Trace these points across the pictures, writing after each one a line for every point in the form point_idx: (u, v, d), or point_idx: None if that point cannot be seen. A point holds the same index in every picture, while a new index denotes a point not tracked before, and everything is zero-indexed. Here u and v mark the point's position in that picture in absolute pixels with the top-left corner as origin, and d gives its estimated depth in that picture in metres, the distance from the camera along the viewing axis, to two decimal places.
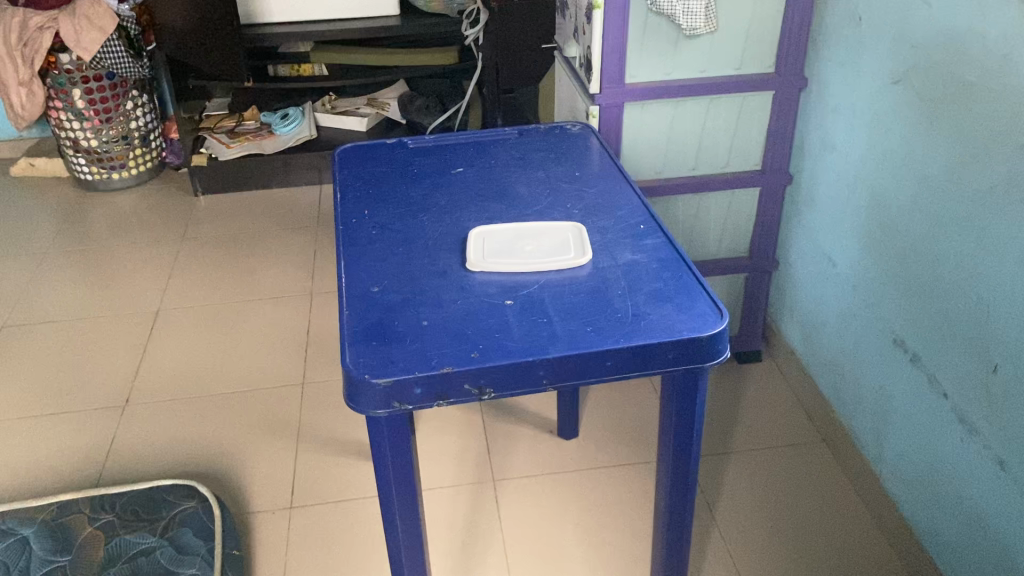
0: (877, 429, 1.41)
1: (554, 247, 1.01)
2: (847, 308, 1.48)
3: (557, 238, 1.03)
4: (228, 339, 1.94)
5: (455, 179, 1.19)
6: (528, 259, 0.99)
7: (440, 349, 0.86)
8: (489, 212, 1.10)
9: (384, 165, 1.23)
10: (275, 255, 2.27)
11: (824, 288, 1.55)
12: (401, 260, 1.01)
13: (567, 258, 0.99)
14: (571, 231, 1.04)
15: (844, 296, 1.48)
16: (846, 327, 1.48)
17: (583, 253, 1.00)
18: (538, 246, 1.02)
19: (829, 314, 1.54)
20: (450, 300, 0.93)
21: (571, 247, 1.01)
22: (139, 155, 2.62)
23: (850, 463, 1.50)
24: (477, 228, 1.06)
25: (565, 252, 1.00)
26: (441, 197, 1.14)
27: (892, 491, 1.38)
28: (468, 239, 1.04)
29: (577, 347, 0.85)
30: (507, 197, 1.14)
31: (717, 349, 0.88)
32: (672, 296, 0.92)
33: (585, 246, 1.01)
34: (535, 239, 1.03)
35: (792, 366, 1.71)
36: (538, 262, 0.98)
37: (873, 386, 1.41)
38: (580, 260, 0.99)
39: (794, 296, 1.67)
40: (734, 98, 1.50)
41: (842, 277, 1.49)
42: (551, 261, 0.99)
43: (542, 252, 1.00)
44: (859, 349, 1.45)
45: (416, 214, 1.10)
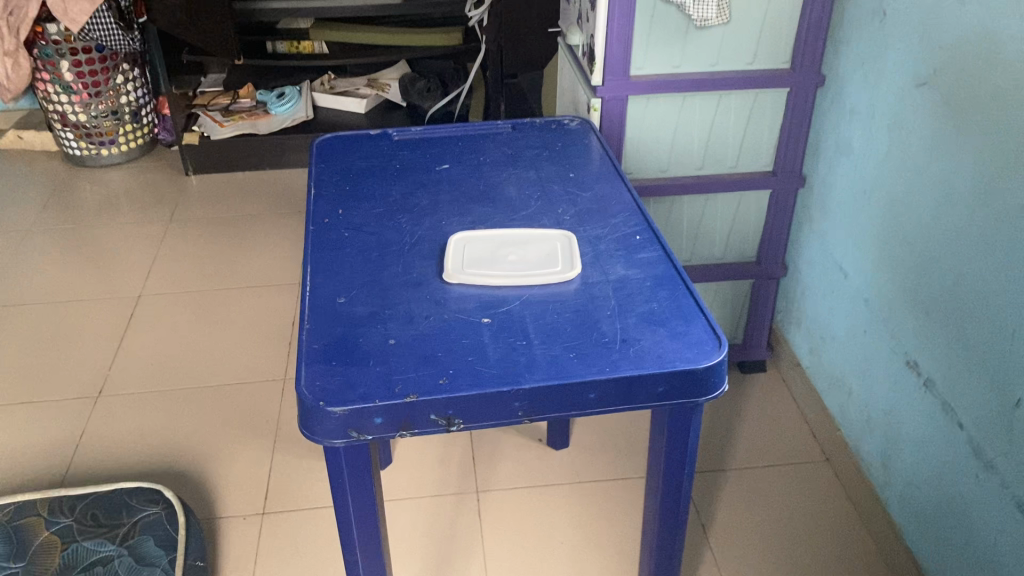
0: (885, 455, 1.32)
1: (538, 259, 0.93)
2: (857, 323, 1.39)
3: (542, 248, 0.95)
4: (209, 329, 1.86)
5: (439, 177, 1.10)
6: (509, 273, 0.91)
7: (405, 373, 0.78)
8: (473, 216, 1.02)
9: (364, 159, 1.15)
10: (263, 241, 2.19)
11: (834, 299, 1.46)
12: (370, 268, 0.92)
13: (552, 273, 0.90)
14: (559, 242, 0.96)
15: (855, 310, 1.39)
16: (856, 344, 1.39)
17: (571, 268, 0.91)
18: (520, 258, 0.93)
19: (838, 328, 1.45)
20: (421, 316, 0.85)
21: (557, 258, 0.93)
22: (130, 131, 2.54)
23: (855, 486, 1.41)
24: (458, 234, 0.97)
25: (549, 265, 0.92)
26: (422, 197, 1.06)
27: (899, 522, 1.29)
28: (448, 246, 0.95)
29: (557, 375, 0.77)
30: (493, 200, 1.05)
31: (713, 383, 0.79)
32: (666, 321, 0.83)
33: (574, 260, 0.92)
34: (518, 249, 0.95)
35: (795, 377, 1.62)
36: (521, 277, 0.90)
37: (882, 409, 1.32)
38: (568, 276, 0.90)
39: (801, 305, 1.58)
40: (746, 95, 1.41)
41: (854, 290, 1.39)
42: (536, 275, 0.90)
43: (526, 265, 0.92)
44: (869, 366, 1.36)
45: (394, 216, 1.02)
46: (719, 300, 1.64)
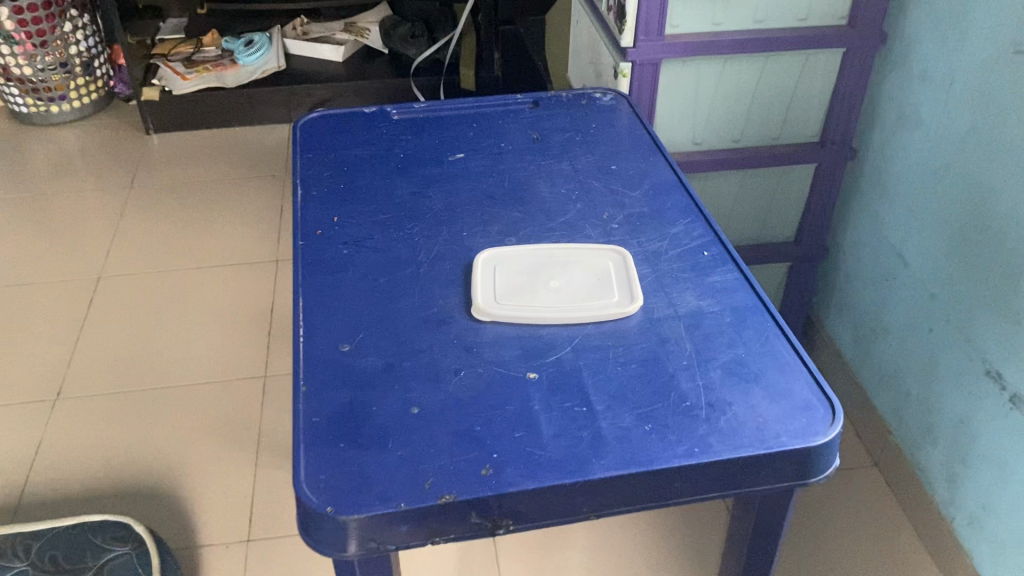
0: (951, 469, 1.18)
1: (586, 287, 0.75)
2: (921, 319, 1.23)
3: (590, 272, 0.76)
4: (180, 317, 1.67)
5: (453, 171, 0.91)
6: (553, 305, 0.73)
7: (435, 459, 0.60)
8: (499, 225, 0.83)
9: (360, 146, 0.95)
10: (234, 211, 1.98)
11: (891, 289, 1.30)
12: (378, 300, 0.74)
13: (607, 306, 0.72)
14: (611, 262, 0.77)
15: (917, 303, 1.23)
16: (919, 342, 1.24)
17: (629, 299, 0.73)
18: (564, 285, 0.75)
19: (896, 321, 1.29)
20: (449, 370, 0.67)
21: (611, 285, 0.75)
22: (82, 85, 2.29)
23: (910, 498, 1.28)
24: (486, 251, 0.79)
25: (602, 294, 0.74)
26: (434, 200, 0.87)
27: (968, 543, 1.15)
28: (474, 268, 0.77)
29: (632, 460, 0.60)
30: (522, 202, 0.86)
31: (826, 461, 0.63)
32: (761, 377, 0.66)
33: (634, 287, 0.74)
34: (561, 273, 0.76)
35: (836, 369, 1.48)
36: (569, 310, 0.72)
37: (950, 419, 1.18)
38: (627, 309, 0.72)
39: (845, 290, 1.42)
40: (796, 56, 1.22)
41: (918, 281, 1.23)
42: (587, 308, 0.72)
43: (573, 295, 0.74)
44: (934, 369, 1.20)
45: (402, 225, 0.83)
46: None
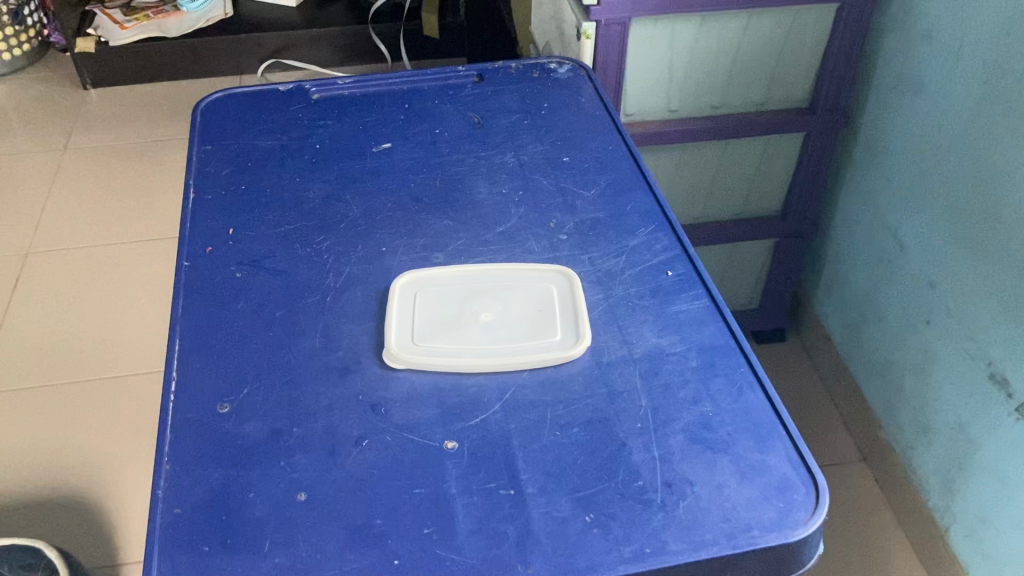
0: (948, 475, 1.07)
1: (523, 322, 0.62)
2: (918, 308, 1.11)
3: (529, 301, 0.64)
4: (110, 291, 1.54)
5: (376, 166, 0.77)
6: (481, 346, 0.60)
7: (321, 568, 0.48)
8: (425, 238, 0.70)
9: (270, 136, 0.81)
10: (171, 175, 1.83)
11: (885, 272, 1.17)
12: (270, 341, 0.61)
13: (546, 348, 0.60)
14: (555, 288, 0.65)
15: (915, 291, 1.11)
16: (915, 333, 1.12)
17: (574, 338, 0.61)
18: (498, 319, 0.62)
19: (891, 308, 1.17)
20: (349, 438, 0.55)
21: (553, 319, 0.62)
22: (12, 35, 2.10)
23: (900, 499, 1.18)
24: (407, 274, 0.66)
25: (542, 332, 0.61)
26: (351, 205, 0.73)
27: (964, 558, 1.05)
28: (391, 296, 0.64)
29: (567, 567, 0.48)
30: (455, 206, 0.73)
31: (806, 556, 0.51)
32: (729, 444, 0.54)
33: (580, 322, 0.61)
34: (494, 303, 0.64)
35: (823, 352, 1.36)
36: (501, 353, 0.60)
37: (947, 422, 1.07)
38: (570, 352, 0.59)
39: (835, 270, 1.30)
40: (784, 13, 1.07)
41: (915, 267, 1.11)
42: (523, 352, 0.60)
43: (506, 333, 0.61)
44: (932, 365, 1.09)
45: (310, 239, 0.70)
46: (733, 262, 1.36)
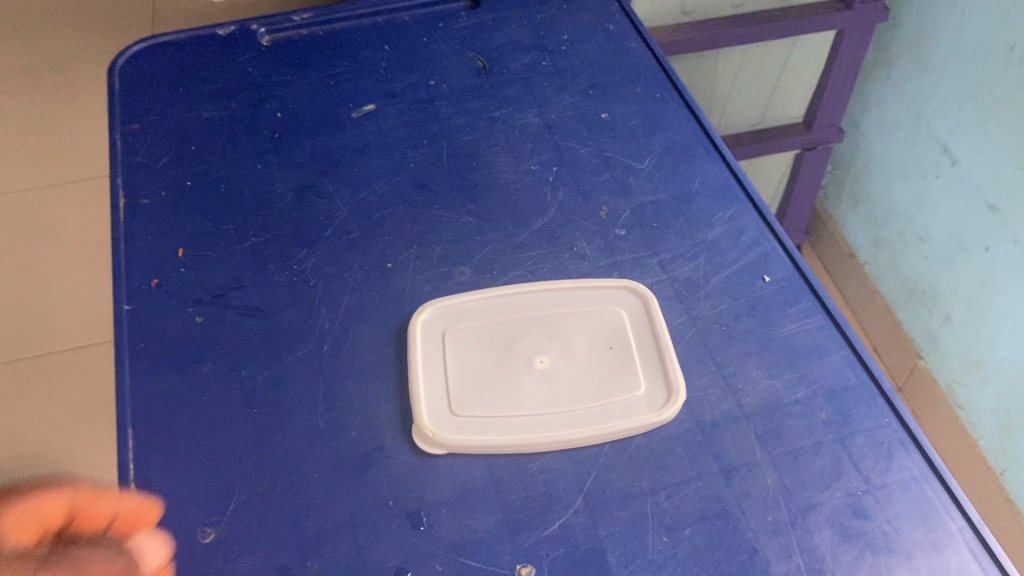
0: (1003, 416, 0.95)
1: (591, 369, 0.47)
2: (968, 231, 0.96)
3: (595, 338, 0.49)
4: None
5: (360, 140, 0.59)
6: (543, 411, 0.45)
7: None
8: (441, 245, 0.53)
9: (217, 104, 0.62)
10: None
11: (929, 189, 1.02)
12: (257, 420, 0.45)
13: (630, 408, 0.45)
14: (625, 314, 0.50)
15: (964, 212, 0.96)
16: (965, 259, 0.98)
17: (663, 390, 0.46)
18: (558, 366, 0.47)
19: (936, 228, 1.02)
20: (385, 572, 0.40)
21: (630, 363, 0.47)
22: None
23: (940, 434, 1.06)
24: (429, 303, 0.50)
25: (619, 385, 0.46)
26: (336, 199, 0.56)
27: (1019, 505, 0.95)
28: (412, 337, 0.48)
29: None
30: (473, 194, 0.56)
31: None
32: (892, 540, 0.41)
33: (669, 365, 0.47)
34: (549, 343, 0.48)
35: (850, 270, 1.23)
36: (572, 419, 0.45)
37: (1008, 360, 0.92)
38: (661, 410, 0.45)
39: (866, 183, 1.15)
40: None
41: (964, 185, 0.95)
42: (603, 416, 0.45)
43: (572, 388, 0.46)
44: (984, 297, 0.95)
45: (289, 256, 0.53)
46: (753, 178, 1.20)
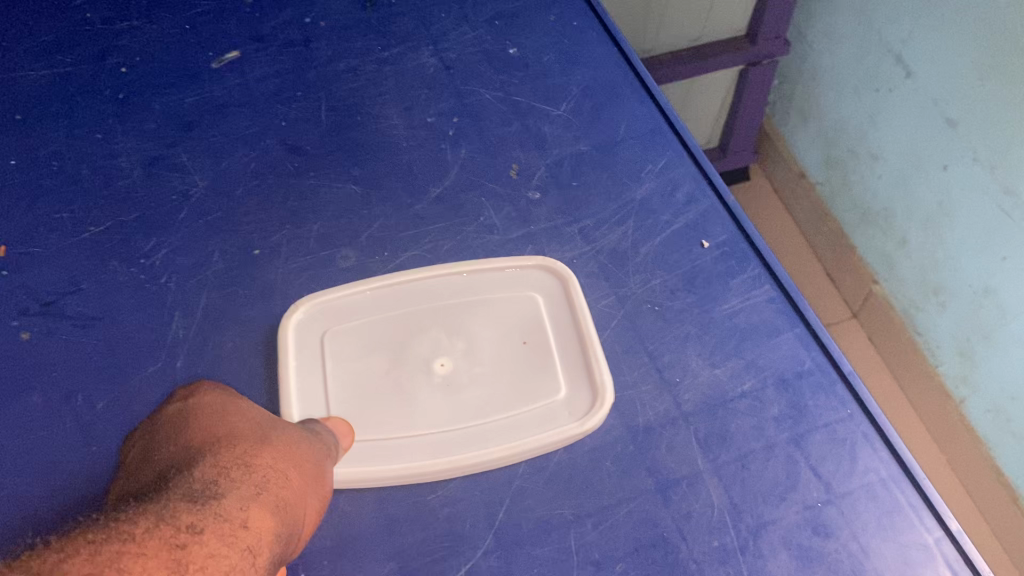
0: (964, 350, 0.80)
1: (501, 371, 0.40)
2: (923, 144, 0.79)
3: (505, 331, 0.41)
4: None
5: (222, 97, 0.49)
6: (443, 430, 0.38)
7: None
8: (319, 222, 0.44)
9: (43, 60, 0.51)
10: None
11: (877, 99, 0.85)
12: (95, 462, 0.37)
13: (546, 419, 0.38)
14: (541, 300, 0.42)
15: (919, 122, 0.79)
16: (919, 176, 0.81)
17: (586, 392, 0.39)
18: (461, 370, 0.40)
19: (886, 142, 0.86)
20: None
21: (547, 361, 0.40)
22: None
23: (903, 365, 0.89)
24: (304, 301, 0.41)
25: (534, 389, 0.39)
26: (192, 173, 0.46)
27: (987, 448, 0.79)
28: (286, 345, 0.40)
29: None
30: (357, 156, 0.47)
31: None
32: (859, 562, 0.35)
33: (594, 361, 0.39)
34: (450, 340, 0.41)
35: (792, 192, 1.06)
36: (477, 438, 0.38)
37: (971, 286, 0.77)
38: (584, 419, 0.38)
39: (806, 81, 0.97)
40: None
41: (917, 93, 0.79)
42: (518, 432, 0.38)
43: (478, 397, 0.39)
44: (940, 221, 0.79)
45: (134, 247, 0.44)
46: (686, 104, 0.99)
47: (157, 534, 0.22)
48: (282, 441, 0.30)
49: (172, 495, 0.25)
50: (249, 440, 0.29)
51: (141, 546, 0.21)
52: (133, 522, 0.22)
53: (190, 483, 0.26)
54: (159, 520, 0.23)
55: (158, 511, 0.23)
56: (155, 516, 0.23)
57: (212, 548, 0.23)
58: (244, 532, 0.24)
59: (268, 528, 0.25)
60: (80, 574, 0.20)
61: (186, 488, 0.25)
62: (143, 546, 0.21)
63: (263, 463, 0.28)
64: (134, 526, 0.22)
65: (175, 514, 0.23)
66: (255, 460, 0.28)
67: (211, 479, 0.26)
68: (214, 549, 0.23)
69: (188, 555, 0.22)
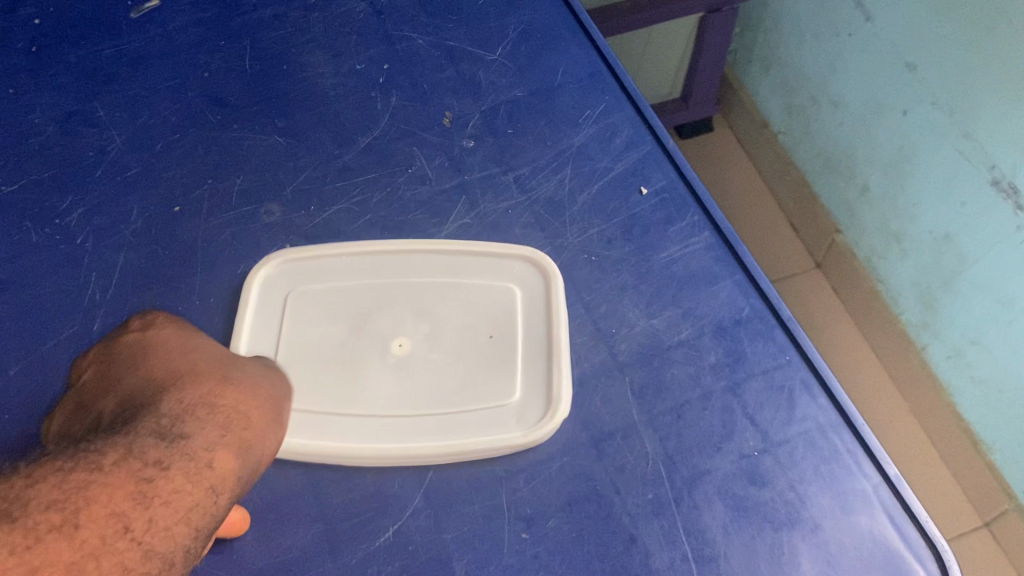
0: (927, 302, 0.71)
1: (456, 359, 0.37)
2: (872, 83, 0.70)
3: (472, 318, 0.38)
4: None
5: (141, 47, 0.47)
6: (385, 417, 0.36)
7: None
8: (242, 176, 0.43)
9: None
10: None
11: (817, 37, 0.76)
12: (5, 431, 0.35)
13: (494, 422, 0.35)
14: (520, 292, 0.39)
15: (864, 59, 0.70)
16: (870, 119, 0.72)
17: (540, 401, 0.36)
18: (419, 354, 0.37)
19: (830, 81, 0.76)
20: None
21: (511, 359, 0.37)
22: None
23: (871, 323, 0.79)
24: (280, 254, 0.40)
25: (489, 387, 0.36)
26: (109, 128, 0.44)
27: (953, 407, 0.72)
28: (246, 293, 0.39)
29: None
30: (282, 106, 0.45)
31: None
32: (795, 511, 0.34)
33: (558, 365, 0.36)
34: (414, 319, 0.38)
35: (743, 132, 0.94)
36: (426, 429, 0.35)
37: (931, 231, 0.68)
38: (530, 430, 0.35)
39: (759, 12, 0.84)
40: None
41: (859, 27, 0.69)
42: (462, 431, 0.35)
43: (429, 387, 0.36)
44: (894, 165, 0.71)
45: (48, 208, 0.42)
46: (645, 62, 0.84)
47: (126, 466, 0.21)
48: (259, 366, 0.29)
49: (143, 423, 0.23)
50: (213, 373, 0.27)
51: (108, 475, 0.21)
52: (100, 455, 0.21)
53: (158, 413, 0.24)
54: (128, 452, 0.22)
55: (126, 444, 0.22)
56: (123, 448, 0.22)
57: (178, 485, 0.22)
58: (209, 474, 0.23)
59: (231, 473, 0.24)
60: (47, 501, 0.19)
61: (160, 416, 0.24)
62: (109, 478, 0.21)
63: (239, 390, 0.27)
64: (102, 459, 0.21)
65: (145, 446, 0.22)
66: (231, 388, 0.27)
67: (180, 412, 0.24)
68: (184, 490, 0.22)
69: (155, 489, 0.21)
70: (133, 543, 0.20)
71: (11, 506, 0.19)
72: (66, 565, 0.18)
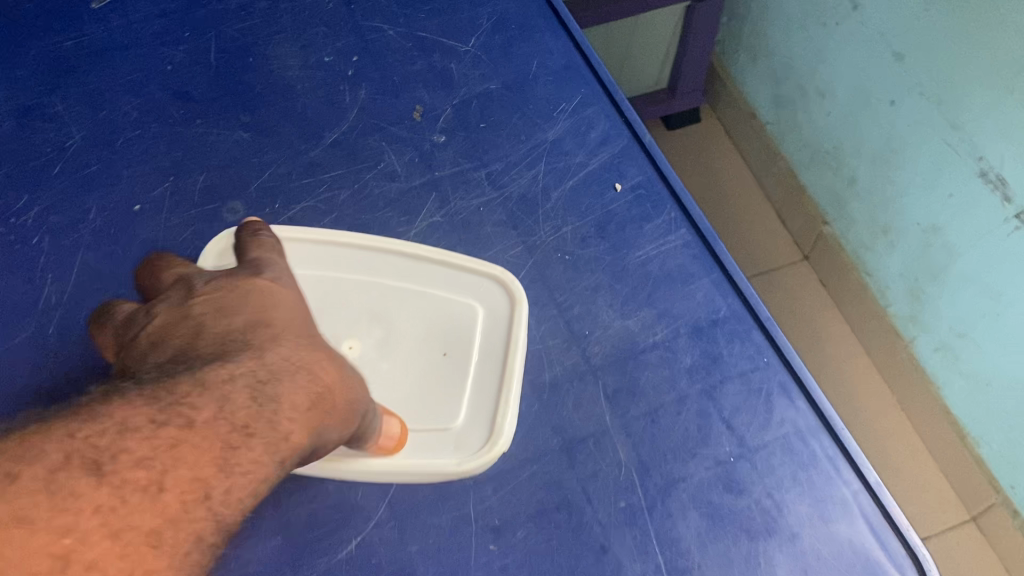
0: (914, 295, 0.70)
1: (407, 371, 0.36)
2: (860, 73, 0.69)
3: (428, 330, 0.37)
4: None
5: (101, 39, 0.45)
6: None
7: None
8: (206, 173, 0.41)
9: None
10: None
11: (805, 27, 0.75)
12: None
13: (433, 444, 0.34)
14: (480, 310, 0.38)
15: (852, 49, 0.69)
16: (857, 110, 0.71)
17: (483, 429, 0.35)
18: (368, 360, 0.36)
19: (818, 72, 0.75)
20: None
21: (464, 377, 0.36)
22: None
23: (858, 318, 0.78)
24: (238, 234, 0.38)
25: (438, 404, 0.35)
26: (68, 123, 0.43)
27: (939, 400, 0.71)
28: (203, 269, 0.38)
29: None
30: (248, 100, 0.44)
31: None
32: (772, 520, 0.33)
33: (506, 392, 0.35)
34: (368, 323, 0.37)
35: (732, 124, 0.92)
36: None
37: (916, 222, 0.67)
38: (465, 460, 0.34)
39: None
40: None
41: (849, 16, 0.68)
42: (399, 446, 0.34)
43: (375, 396, 0.35)
44: (880, 156, 0.70)
45: (4, 206, 0.40)
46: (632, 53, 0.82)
47: (217, 430, 0.24)
48: None
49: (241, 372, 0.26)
50: (310, 340, 0.29)
51: (196, 437, 0.23)
52: (194, 407, 0.24)
53: (259, 363, 0.26)
54: (219, 411, 0.24)
55: (220, 397, 0.24)
56: (216, 404, 0.24)
57: (257, 455, 0.24)
58: (284, 446, 0.25)
59: (306, 441, 0.26)
60: (140, 455, 0.22)
61: (258, 369, 0.26)
62: (196, 440, 0.23)
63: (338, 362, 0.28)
64: (194, 416, 0.23)
65: (235, 406, 0.24)
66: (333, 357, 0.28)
67: (278, 369, 0.26)
68: (257, 462, 0.24)
69: (235, 457, 0.24)
70: (207, 512, 0.23)
71: (101, 457, 0.21)
72: (144, 531, 0.21)
